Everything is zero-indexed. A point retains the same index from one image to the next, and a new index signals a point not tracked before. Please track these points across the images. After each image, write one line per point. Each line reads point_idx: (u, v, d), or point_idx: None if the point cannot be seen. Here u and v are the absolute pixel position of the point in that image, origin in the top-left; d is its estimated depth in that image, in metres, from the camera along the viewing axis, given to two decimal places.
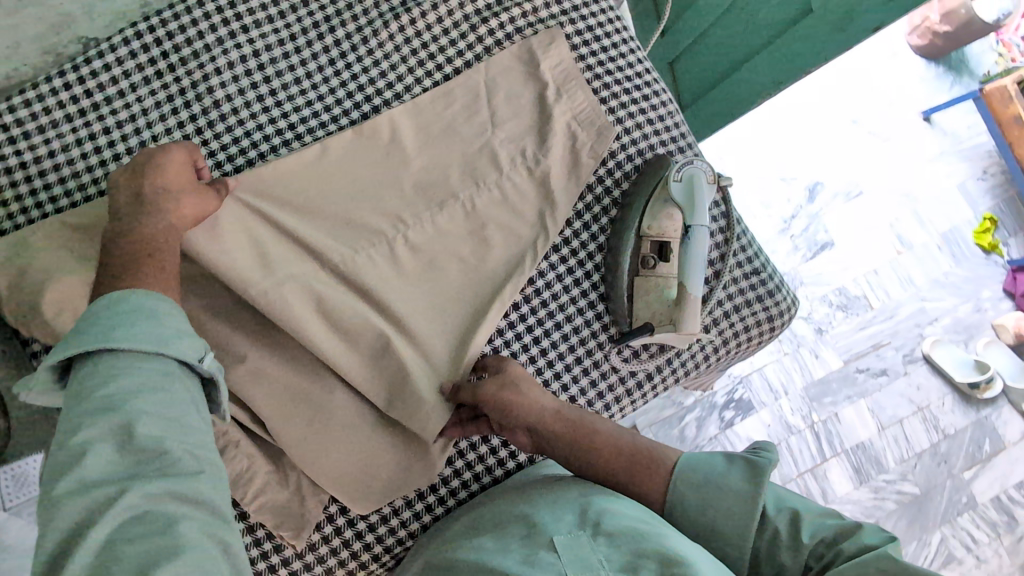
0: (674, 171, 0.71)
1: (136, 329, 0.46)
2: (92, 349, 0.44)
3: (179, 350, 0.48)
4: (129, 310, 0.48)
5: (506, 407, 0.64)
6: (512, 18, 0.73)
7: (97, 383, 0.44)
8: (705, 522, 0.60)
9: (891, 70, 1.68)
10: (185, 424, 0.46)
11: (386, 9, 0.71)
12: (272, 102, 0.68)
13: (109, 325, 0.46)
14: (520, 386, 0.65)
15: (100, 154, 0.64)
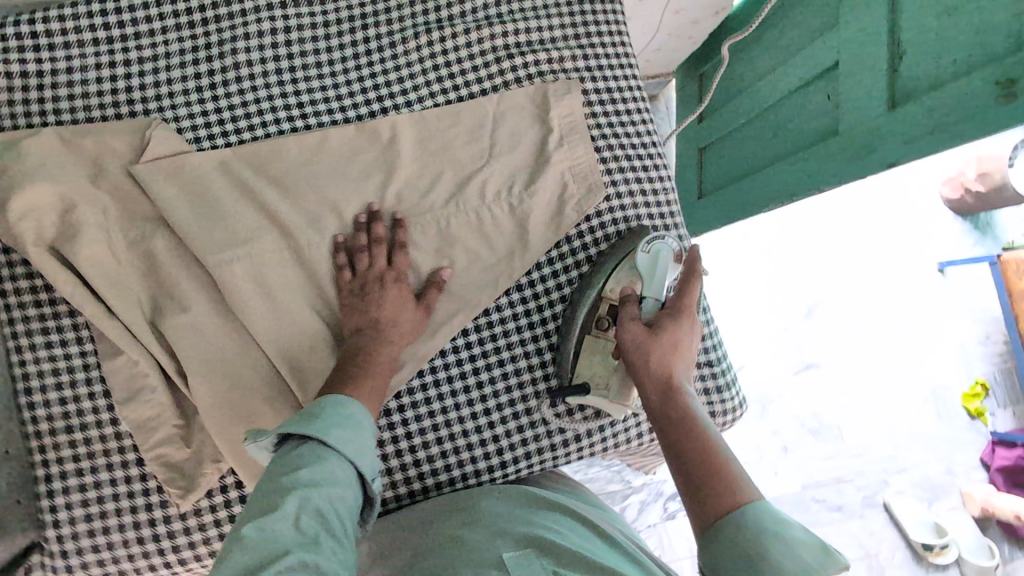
0: (643, 243, 0.71)
1: (360, 436, 0.57)
2: (305, 438, 0.54)
3: (367, 465, 0.57)
4: (345, 413, 0.57)
5: (667, 348, 0.63)
6: (538, 62, 0.75)
7: (294, 463, 0.53)
8: (737, 555, 0.48)
9: (913, 217, 1.70)
10: (334, 488, 0.53)
11: (421, 23, 0.74)
12: (289, 78, 0.70)
13: (330, 422, 0.55)
14: (670, 333, 0.64)
15: (114, 83, 0.67)
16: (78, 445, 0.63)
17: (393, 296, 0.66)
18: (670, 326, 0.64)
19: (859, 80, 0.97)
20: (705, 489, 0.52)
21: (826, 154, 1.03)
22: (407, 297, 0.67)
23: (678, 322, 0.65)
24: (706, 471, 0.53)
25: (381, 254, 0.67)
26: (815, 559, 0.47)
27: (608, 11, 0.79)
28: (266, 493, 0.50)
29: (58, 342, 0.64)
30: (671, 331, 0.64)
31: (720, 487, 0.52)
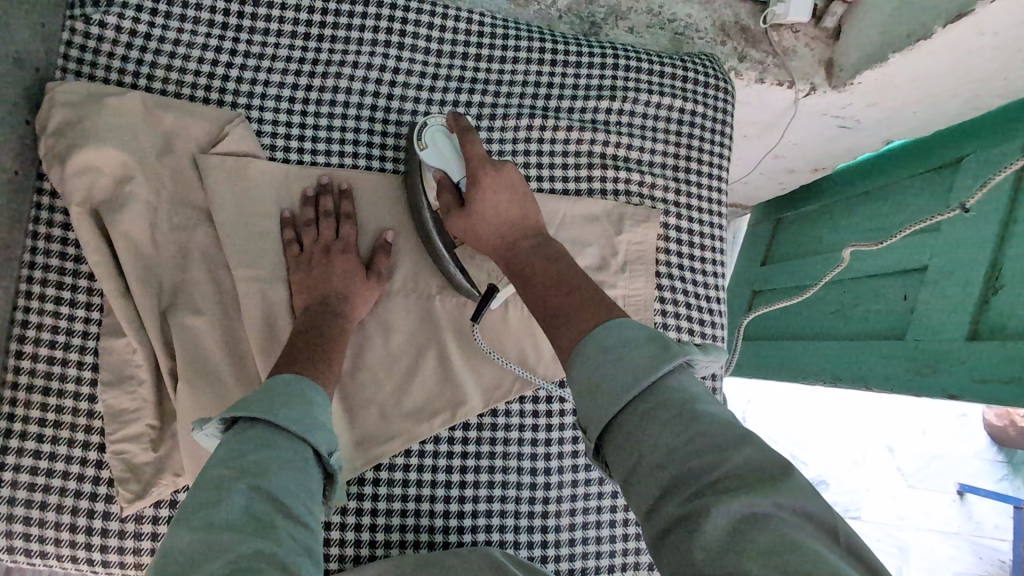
0: (416, 139, 0.64)
1: (312, 414, 0.51)
2: (256, 420, 0.48)
3: (320, 439, 0.50)
4: (295, 390, 0.52)
5: (493, 216, 0.60)
6: (627, 180, 0.73)
7: (246, 447, 0.47)
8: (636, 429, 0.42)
9: (952, 430, 1.57)
10: (297, 473, 0.47)
11: (526, 105, 0.73)
12: (380, 117, 0.70)
13: (278, 402, 0.50)
14: (483, 202, 0.60)
15: (214, 67, 0.67)
16: (48, 411, 0.59)
17: (339, 269, 0.63)
18: (490, 186, 0.60)
19: (945, 294, 0.92)
20: (563, 335, 0.49)
21: (886, 354, 0.98)
22: (357, 270, 0.64)
23: (472, 173, 0.60)
24: (560, 330, 0.50)
25: (325, 227, 0.65)
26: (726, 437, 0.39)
27: (715, 152, 0.77)
28: (212, 480, 0.44)
29: (67, 301, 0.61)
30: (494, 199, 0.60)
31: (571, 331, 0.49)
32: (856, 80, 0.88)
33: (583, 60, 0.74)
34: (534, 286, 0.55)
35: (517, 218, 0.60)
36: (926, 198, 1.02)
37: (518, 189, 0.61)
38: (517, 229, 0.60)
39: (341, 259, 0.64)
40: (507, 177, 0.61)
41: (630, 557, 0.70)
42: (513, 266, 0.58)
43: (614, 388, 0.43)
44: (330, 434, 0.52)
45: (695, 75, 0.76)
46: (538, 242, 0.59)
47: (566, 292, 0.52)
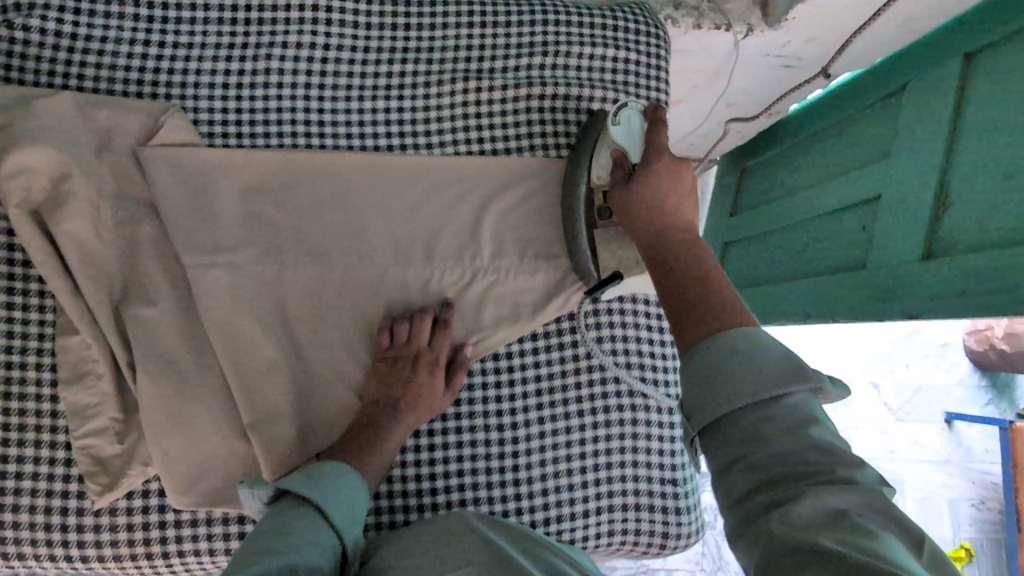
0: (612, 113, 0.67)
1: (353, 509, 0.55)
2: (303, 493, 0.53)
3: (349, 536, 0.54)
4: (346, 483, 0.56)
5: (649, 199, 0.61)
6: (568, 133, 0.74)
7: (288, 520, 0.51)
8: (699, 372, 0.44)
9: (936, 362, 1.64)
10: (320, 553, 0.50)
11: (460, 68, 0.73)
12: (315, 94, 0.70)
13: (328, 488, 0.55)
14: (645, 176, 0.61)
15: (144, 61, 0.67)
16: (11, 416, 0.59)
17: (423, 382, 0.64)
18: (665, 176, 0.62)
19: (897, 221, 0.93)
20: (680, 330, 0.48)
21: (848, 284, 1.00)
22: (410, 357, 0.64)
23: (648, 166, 0.62)
24: (682, 316, 0.49)
25: (423, 331, 0.65)
26: (776, 366, 0.42)
27: (654, 97, 0.77)
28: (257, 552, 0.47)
29: (18, 307, 0.61)
30: (651, 188, 0.61)
31: (701, 322, 0.47)
32: (790, 16, 0.88)
33: (512, 19, 0.74)
34: (669, 272, 0.54)
35: (672, 218, 0.60)
36: (877, 129, 1.03)
37: (685, 191, 0.62)
38: (679, 229, 0.58)
39: (428, 371, 0.64)
40: (678, 176, 0.62)
41: (605, 502, 0.69)
42: (650, 250, 0.58)
43: (707, 379, 0.44)
44: (356, 531, 0.55)
45: (626, 23, 0.76)
46: (690, 235, 0.58)
47: (699, 287, 0.51)
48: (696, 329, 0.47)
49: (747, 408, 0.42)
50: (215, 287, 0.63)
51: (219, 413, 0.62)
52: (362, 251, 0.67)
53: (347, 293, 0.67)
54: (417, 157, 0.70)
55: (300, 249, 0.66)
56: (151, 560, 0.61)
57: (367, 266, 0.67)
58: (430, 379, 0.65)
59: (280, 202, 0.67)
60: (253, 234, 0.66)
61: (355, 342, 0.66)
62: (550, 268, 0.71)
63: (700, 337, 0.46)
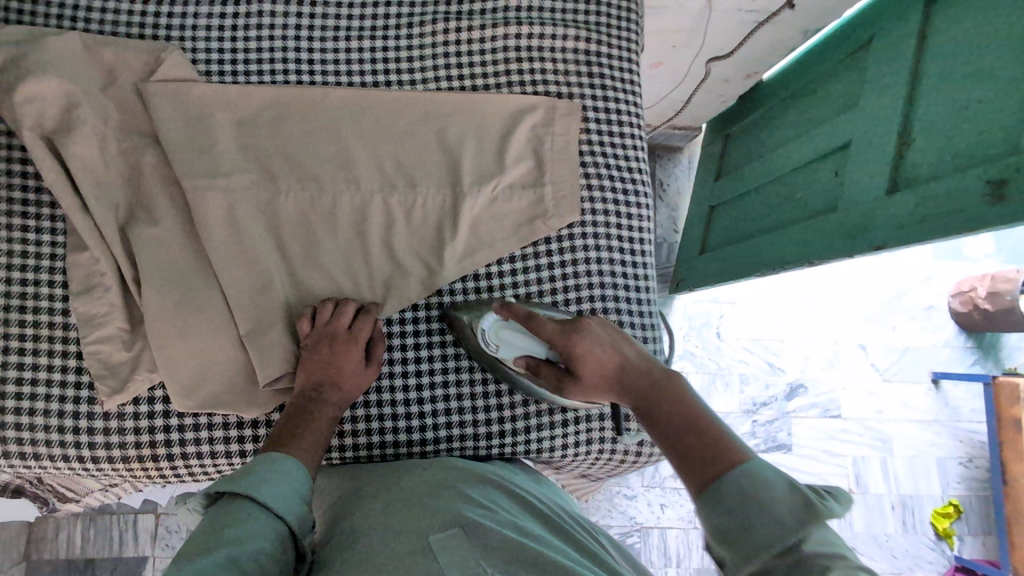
0: (485, 343, 0.68)
1: (294, 490, 0.55)
2: (238, 488, 0.53)
3: (296, 520, 0.54)
4: (281, 469, 0.56)
5: (594, 373, 0.62)
6: (542, 71, 0.78)
7: (226, 517, 0.51)
8: (724, 523, 0.46)
9: (923, 323, 1.67)
10: (262, 541, 0.50)
11: (441, 12, 0.78)
12: (305, 36, 0.75)
13: (263, 478, 0.54)
14: (577, 366, 0.63)
15: (146, 7, 0.73)
16: (26, 326, 0.64)
17: (345, 360, 0.65)
18: (586, 339, 0.63)
19: (866, 163, 0.97)
20: (690, 481, 0.50)
21: (823, 228, 1.03)
22: (333, 338, 0.66)
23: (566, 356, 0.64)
24: (685, 469, 0.51)
25: (346, 312, 0.67)
26: (787, 504, 0.45)
27: (625, 36, 0.81)
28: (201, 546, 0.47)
29: (32, 228, 0.66)
30: (581, 352, 0.62)
31: (698, 472, 0.50)
32: None
33: None
34: (655, 429, 0.56)
35: (609, 362, 0.62)
36: (848, 81, 1.07)
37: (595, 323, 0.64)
38: (632, 373, 0.61)
39: (346, 348, 0.66)
40: (584, 329, 0.64)
41: (583, 413, 0.73)
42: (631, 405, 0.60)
43: (732, 493, 0.47)
44: (303, 511, 0.55)
45: None
46: (649, 368, 0.61)
47: (681, 428, 0.54)
48: (699, 479, 0.50)
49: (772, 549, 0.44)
50: (213, 209, 0.67)
51: (216, 325, 0.67)
52: (350, 179, 0.72)
53: (337, 217, 0.71)
54: (400, 92, 0.75)
55: (292, 178, 0.71)
56: (156, 461, 0.66)
57: (355, 193, 0.72)
58: (351, 358, 0.66)
59: (273, 134, 0.72)
60: (249, 164, 0.71)
61: (344, 265, 0.71)
62: (529, 194, 0.75)
63: (704, 481, 0.49)
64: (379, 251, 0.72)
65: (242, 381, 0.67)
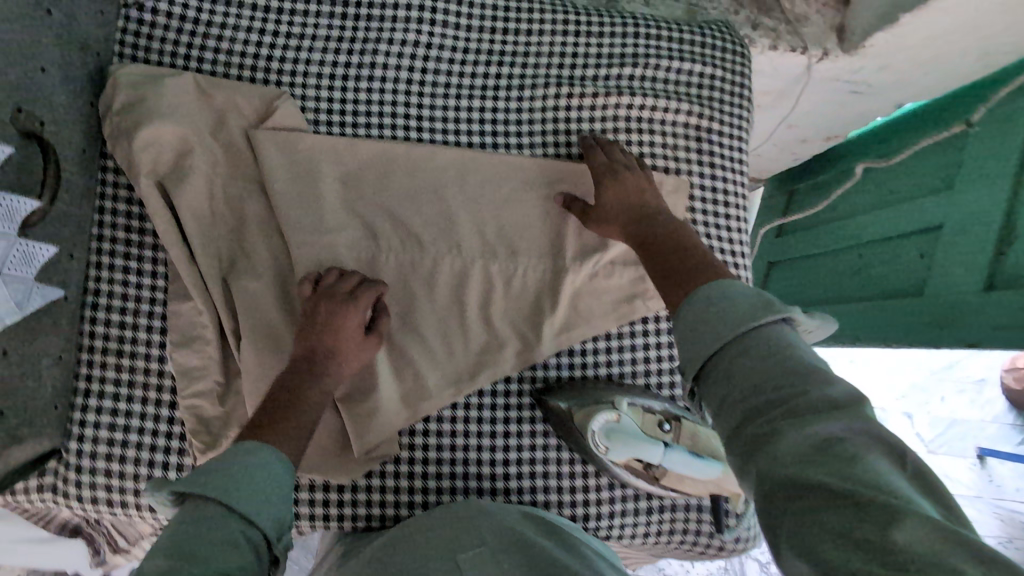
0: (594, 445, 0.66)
1: (269, 493, 0.50)
2: (205, 491, 0.47)
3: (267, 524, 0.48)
4: (253, 462, 0.50)
5: (621, 207, 0.67)
6: (652, 144, 0.76)
7: (194, 526, 0.45)
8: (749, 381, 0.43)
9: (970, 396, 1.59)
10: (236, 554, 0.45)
11: (553, 75, 0.76)
12: (415, 90, 0.74)
13: (233, 475, 0.48)
14: (608, 188, 0.68)
15: (258, 48, 0.71)
16: (122, 371, 0.64)
17: (342, 324, 0.61)
18: (611, 179, 0.68)
19: (960, 251, 0.95)
20: (673, 299, 0.53)
21: (907, 312, 1.01)
22: (338, 305, 0.62)
23: (602, 185, 0.68)
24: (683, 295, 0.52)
25: (347, 281, 0.64)
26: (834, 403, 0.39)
27: (735, 117, 0.79)
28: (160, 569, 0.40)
29: (134, 270, 0.66)
30: (622, 195, 0.67)
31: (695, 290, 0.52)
32: (866, 43, 0.91)
33: (601, 32, 0.77)
34: (645, 265, 0.60)
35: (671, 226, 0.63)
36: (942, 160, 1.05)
37: (641, 189, 0.68)
38: (683, 249, 0.58)
39: (346, 310, 0.62)
40: (634, 176, 0.68)
41: (667, 502, 0.72)
42: (656, 262, 0.59)
43: (715, 323, 0.47)
44: (277, 515, 0.50)
45: (712, 40, 0.79)
46: (658, 220, 0.64)
47: (683, 257, 0.57)
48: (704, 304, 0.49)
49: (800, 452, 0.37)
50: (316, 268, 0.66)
51: None
52: (453, 243, 0.71)
53: (437, 282, 0.70)
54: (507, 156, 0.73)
55: (394, 238, 0.70)
56: None
57: (456, 257, 0.70)
58: (347, 320, 0.62)
59: (379, 190, 0.70)
60: (353, 219, 0.69)
61: (440, 331, 0.69)
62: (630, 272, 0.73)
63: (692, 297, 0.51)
64: (476, 320, 0.70)
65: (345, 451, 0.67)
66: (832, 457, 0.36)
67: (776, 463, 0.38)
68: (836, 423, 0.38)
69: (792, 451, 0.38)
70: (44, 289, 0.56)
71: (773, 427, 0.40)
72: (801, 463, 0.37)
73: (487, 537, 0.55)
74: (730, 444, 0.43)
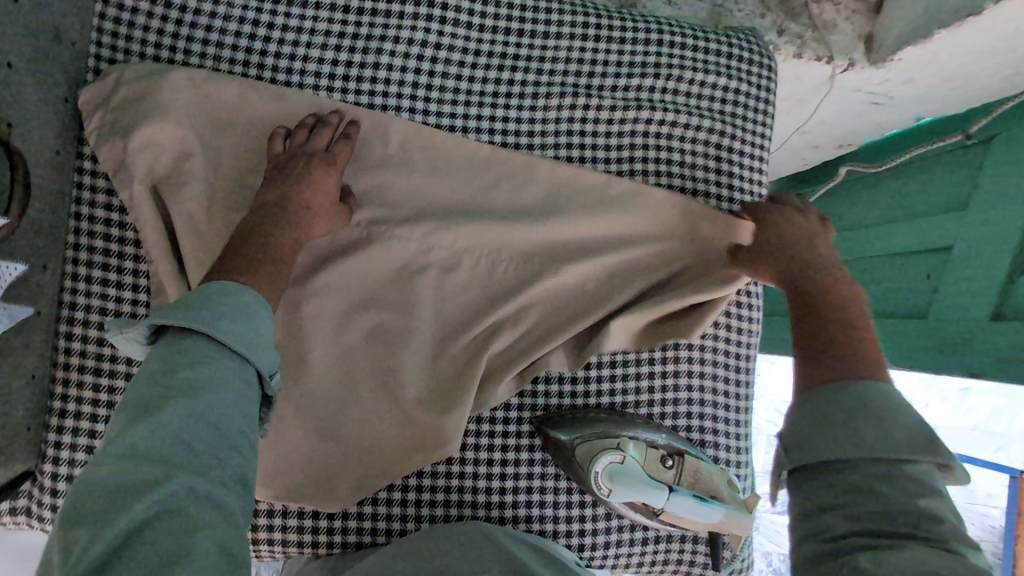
0: (597, 487, 0.65)
1: (260, 329, 0.47)
2: (189, 325, 0.44)
3: (262, 363, 0.46)
4: (239, 298, 0.47)
5: (775, 237, 0.64)
6: (670, 162, 0.73)
7: (178, 363, 0.42)
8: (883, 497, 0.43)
9: None
10: (234, 402, 0.43)
11: (570, 83, 0.72)
12: (422, 95, 0.68)
13: (219, 311, 0.45)
14: (768, 228, 0.65)
15: (251, 41, 0.65)
16: (100, 392, 0.61)
17: (315, 176, 0.58)
18: (774, 231, 0.64)
19: (969, 275, 0.93)
20: (823, 365, 0.53)
21: (909, 332, 1.00)
22: (322, 164, 0.59)
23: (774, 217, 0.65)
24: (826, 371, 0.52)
25: (319, 136, 0.60)
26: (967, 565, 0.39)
27: (759, 128, 0.77)
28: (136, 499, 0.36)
29: (113, 284, 0.61)
30: (781, 233, 0.64)
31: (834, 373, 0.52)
32: (896, 56, 0.87)
33: (626, 36, 0.74)
34: (804, 314, 0.58)
35: (843, 283, 0.59)
36: None
37: (821, 248, 0.63)
38: (854, 332, 0.56)
39: (322, 167, 0.59)
40: (806, 220, 0.65)
41: (664, 533, 0.71)
42: (811, 324, 0.57)
43: (867, 420, 0.47)
44: (273, 354, 0.48)
45: (740, 52, 0.77)
46: (823, 280, 0.60)
47: (837, 356, 0.53)
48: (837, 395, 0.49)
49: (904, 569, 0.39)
50: (314, 288, 0.63)
51: (303, 412, 0.63)
52: (455, 261, 0.66)
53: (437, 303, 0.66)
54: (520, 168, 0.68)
55: (393, 253, 0.65)
56: None
57: (459, 276, 0.66)
58: (323, 174, 0.58)
59: (379, 202, 0.65)
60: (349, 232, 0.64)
61: (436, 357, 0.66)
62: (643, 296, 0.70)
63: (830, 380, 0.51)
64: (476, 345, 0.66)
65: (350, 470, 0.64)
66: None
67: (876, 571, 0.39)
68: (932, 557, 0.39)
69: (901, 562, 0.39)
70: (10, 310, 0.51)
71: (886, 543, 0.41)
72: (910, 575, 0.38)
73: (485, 561, 0.56)
74: (820, 544, 0.44)
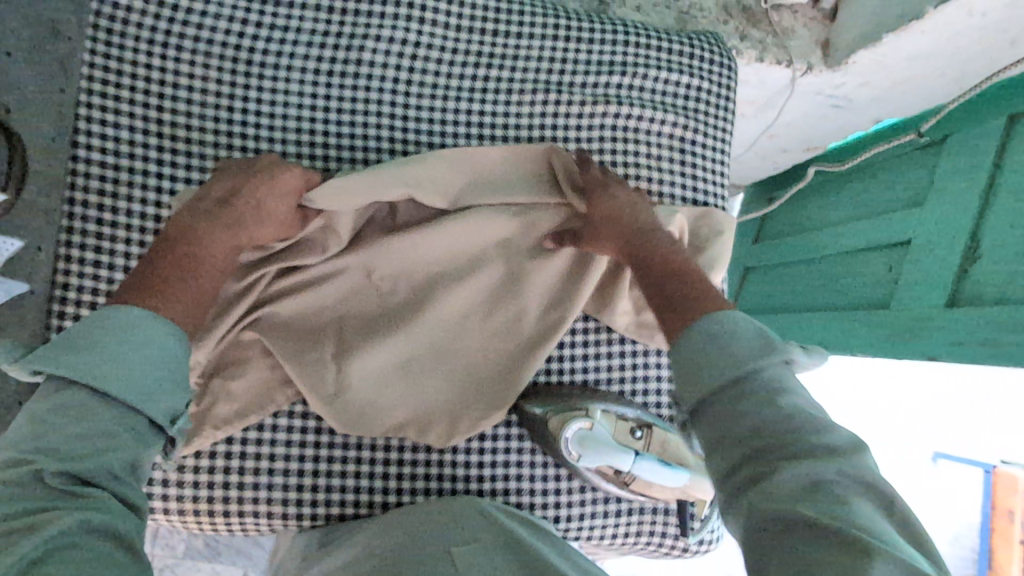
0: (569, 451, 0.68)
1: (153, 354, 0.48)
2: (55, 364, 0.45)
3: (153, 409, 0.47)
4: (137, 328, 0.48)
5: (612, 215, 0.66)
6: (636, 153, 0.79)
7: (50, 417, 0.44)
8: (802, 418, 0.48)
9: None
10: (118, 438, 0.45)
11: (542, 78, 0.77)
12: (402, 90, 0.73)
13: (111, 340, 0.47)
14: (603, 199, 0.66)
15: (243, 38, 0.70)
16: None
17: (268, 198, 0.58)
18: (604, 190, 0.67)
19: (926, 264, 0.97)
20: (672, 321, 0.57)
21: (873, 322, 1.03)
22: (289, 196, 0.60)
23: (616, 194, 0.67)
24: (672, 314, 0.57)
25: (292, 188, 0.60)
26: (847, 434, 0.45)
27: (720, 125, 0.84)
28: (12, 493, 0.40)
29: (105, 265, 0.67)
30: (629, 206, 0.67)
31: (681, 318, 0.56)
32: (850, 59, 0.92)
33: (594, 35, 0.79)
34: (669, 290, 0.59)
35: (665, 246, 0.64)
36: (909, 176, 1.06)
37: (631, 202, 0.67)
38: (682, 286, 0.59)
39: (263, 189, 0.58)
40: (621, 190, 0.68)
41: (637, 504, 0.74)
42: (650, 278, 0.62)
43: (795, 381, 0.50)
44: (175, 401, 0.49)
45: (700, 51, 0.82)
46: (669, 247, 0.64)
47: (685, 283, 0.59)
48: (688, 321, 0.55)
49: (797, 494, 0.41)
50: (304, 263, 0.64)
51: (367, 358, 0.66)
52: None
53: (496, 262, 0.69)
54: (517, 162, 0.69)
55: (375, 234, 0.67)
56: (212, 517, 0.67)
57: None
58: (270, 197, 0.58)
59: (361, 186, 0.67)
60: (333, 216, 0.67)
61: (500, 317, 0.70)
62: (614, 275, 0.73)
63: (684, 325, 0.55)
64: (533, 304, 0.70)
65: (380, 415, 0.67)
66: (816, 499, 0.41)
67: (764, 504, 0.42)
68: (820, 465, 0.42)
69: (783, 492, 0.42)
70: None
71: (766, 465, 0.44)
72: (794, 501, 0.41)
73: (478, 534, 0.59)
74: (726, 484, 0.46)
